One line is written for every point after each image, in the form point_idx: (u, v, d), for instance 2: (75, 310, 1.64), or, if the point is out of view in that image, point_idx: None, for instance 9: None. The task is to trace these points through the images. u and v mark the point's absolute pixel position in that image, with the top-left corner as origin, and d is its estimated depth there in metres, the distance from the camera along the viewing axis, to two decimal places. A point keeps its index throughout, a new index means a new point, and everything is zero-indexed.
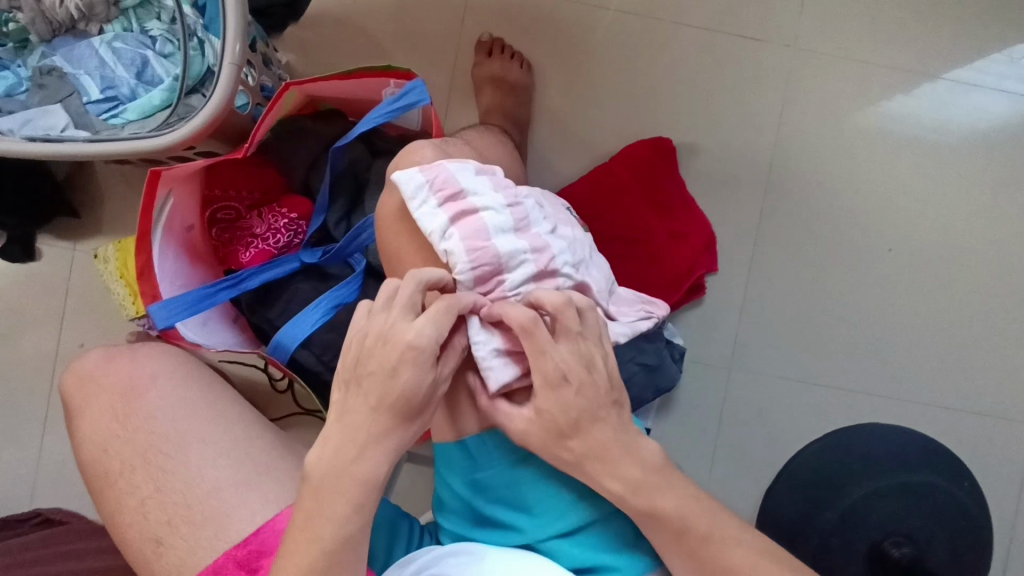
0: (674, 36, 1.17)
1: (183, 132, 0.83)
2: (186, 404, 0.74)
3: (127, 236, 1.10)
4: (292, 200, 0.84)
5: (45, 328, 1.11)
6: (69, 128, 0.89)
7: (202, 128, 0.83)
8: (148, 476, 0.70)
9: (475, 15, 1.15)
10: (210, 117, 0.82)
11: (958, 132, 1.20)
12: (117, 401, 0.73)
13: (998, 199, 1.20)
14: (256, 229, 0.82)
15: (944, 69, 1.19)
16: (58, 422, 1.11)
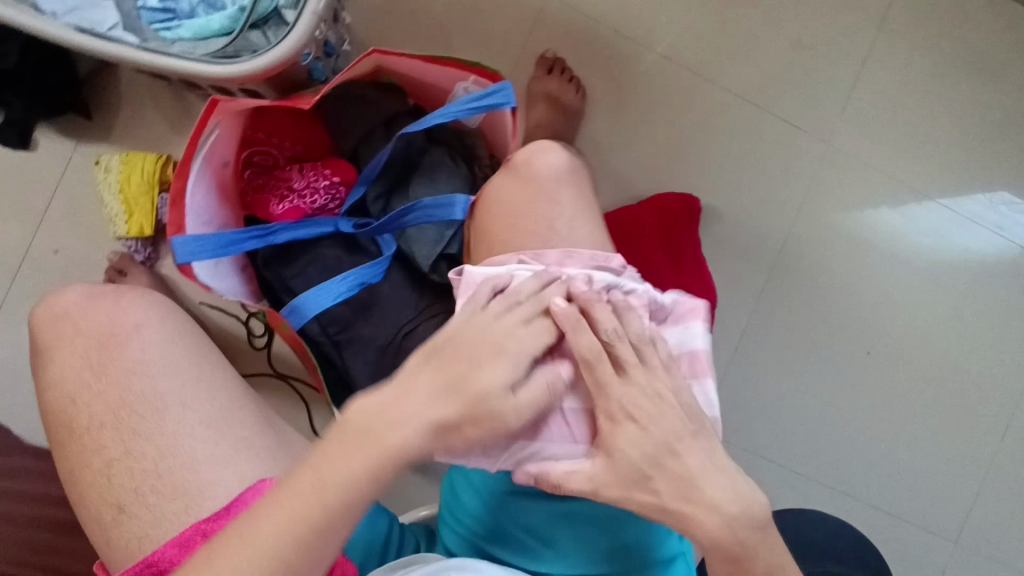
0: (723, 103, 1.21)
1: (243, 69, 0.80)
2: (164, 363, 0.73)
3: (137, 150, 1.04)
4: (337, 164, 0.81)
5: (23, 222, 1.04)
6: (117, 28, 0.84)
7: (262, 72, 0.80)
8: (117, 436, 0.69)
9: (544, 29, 1.16)
10: (273, 63, 0.79)
11: (951, 260, 1.27)
12: (94, 350, 0.73)
13: (971, 330, 1.28)
14: (294, 183, 0.79)
15: (949, 199, 1.27)
16: (11, 325, 1.03)
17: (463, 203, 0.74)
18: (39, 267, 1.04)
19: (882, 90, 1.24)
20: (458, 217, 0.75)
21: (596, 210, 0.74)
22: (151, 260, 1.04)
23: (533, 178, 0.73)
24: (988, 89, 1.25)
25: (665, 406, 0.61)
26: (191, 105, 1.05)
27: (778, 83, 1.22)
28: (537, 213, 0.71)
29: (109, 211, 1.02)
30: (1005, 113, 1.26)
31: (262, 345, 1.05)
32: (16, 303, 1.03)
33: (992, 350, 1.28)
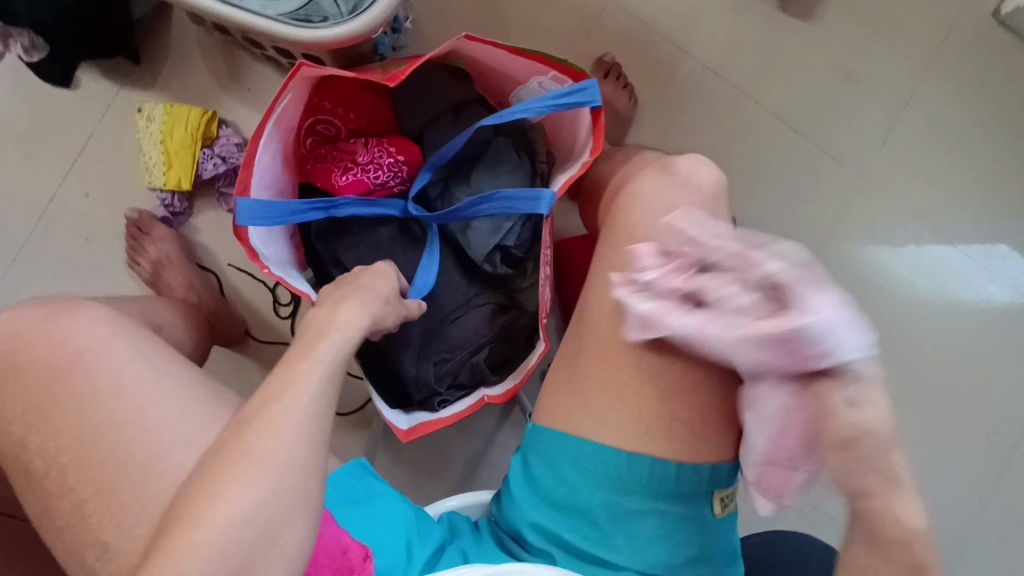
0: (766, 124, 1.22)
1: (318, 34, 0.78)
2: (129, 388, 0.62)
3: (181, 102, 1.02)
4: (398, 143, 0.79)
5: (56, 161, 1.01)
6: None
7: (330, 42, 0.79)
8: (84, 476, 0.60)
9: (601, 32, 1.16)
10: (343, 36, 0.79)
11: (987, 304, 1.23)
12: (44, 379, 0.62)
13: (1002, 379, 1.23)
14: (358, 157, 0.78)
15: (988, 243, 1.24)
16: (28, 265, 1.00)
17: (551, 196, 0.68)
18: (65, 209, 1.01)
19: (927, 130, 1.24)
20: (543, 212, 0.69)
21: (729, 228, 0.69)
22: (181, 218, 1.02)
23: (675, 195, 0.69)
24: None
25: (876, 436, 0.50)
26: (242, 64, 1.03)
27: (821, 112, 1.24)
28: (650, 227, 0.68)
29: (146, 160, 1.00)
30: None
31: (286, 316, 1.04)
32: (37, 244, 1.01)
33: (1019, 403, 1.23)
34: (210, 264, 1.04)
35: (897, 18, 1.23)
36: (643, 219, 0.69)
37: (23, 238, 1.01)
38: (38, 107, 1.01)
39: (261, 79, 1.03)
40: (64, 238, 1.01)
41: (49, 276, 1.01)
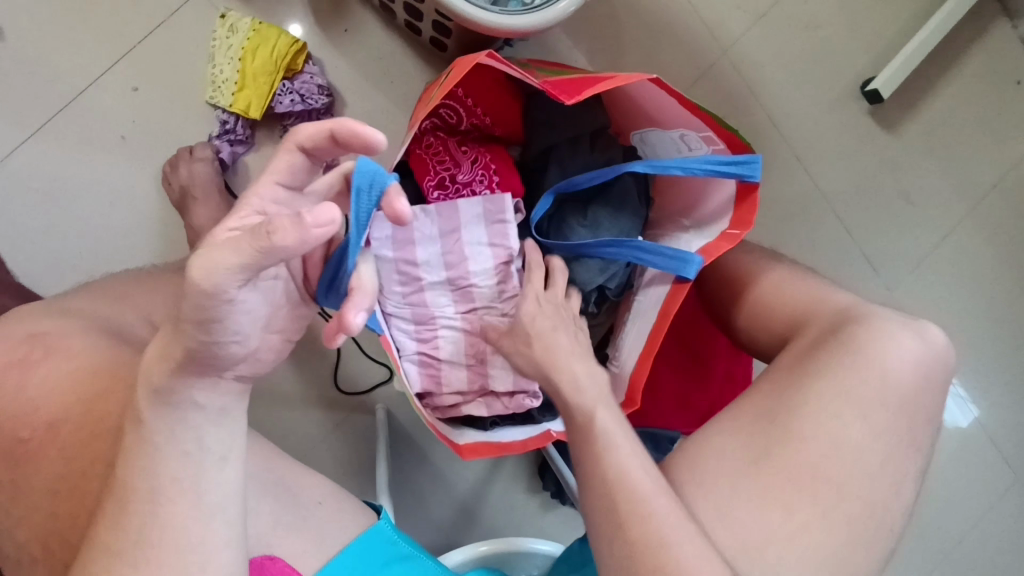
0: (819, 220, 1.24)
1: (476, 11, 0.69)
2: (90, 376, 0.57)
3: (272, 22, 0.92)
4: (506, 163, 0.76)
5: (109, 40, 0.89)
6: None
7: (480, 28, 0.70)
8: (56, 450, 0.54)
9: (705, 83, 1.15)
10: (497, 29, 0.70)
11: (960, 451, 1.27)
12: (29, 352, 0.58)
13: (954, 526, 1.26)
14: (468, 163, 0.74)
15: (978, 392, 1.28)
16: (42, 144, 0.88)
17: (700, 265, 0.65)
18: (103, 95, 0.89)
19: (960, 268, 1.28)
20: (686, 277, 0.67)
21: (932, 375, 0.68)
22: (239, 149, 0.92)
23: (915, 352, 0.68)
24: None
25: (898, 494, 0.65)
26: (347, 2, 0.94)
27: (872, 223, 1.26)
28: (858, 339, 0.68)
29: (215, 74, 0.90)
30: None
31: None
32: (64, 125, 0.88)
33: (964, 554, 1.27)
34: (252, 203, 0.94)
35: (965, 155, 1.27)
36: (873, 356, 0.67)
37: (49, 114, 0.88)
38: None
39: (363, 26, 0.95)
40: (97, 128, 0.89)
41: (67, 164, 0.89)
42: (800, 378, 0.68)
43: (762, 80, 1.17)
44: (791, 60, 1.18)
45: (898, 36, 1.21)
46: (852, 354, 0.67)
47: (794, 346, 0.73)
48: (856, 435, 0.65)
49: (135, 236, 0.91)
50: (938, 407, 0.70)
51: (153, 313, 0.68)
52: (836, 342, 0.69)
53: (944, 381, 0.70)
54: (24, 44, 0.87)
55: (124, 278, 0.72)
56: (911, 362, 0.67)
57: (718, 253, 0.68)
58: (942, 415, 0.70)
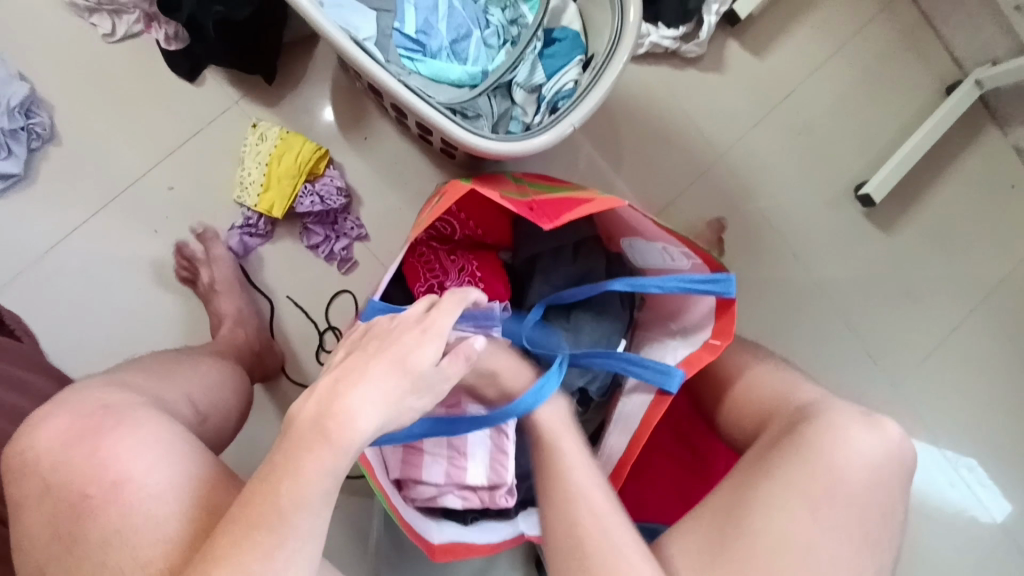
0: (820, 314, 1.26)
1: (483, 140, 0.77)
2: (156, 454, 0.59)
3: (298, 130, 1.01)
4: (493, 271, 0.79)
5: (153, 145, 0.98)
6: (369, 41, 0.81)
7: (470, 146, 0.77)
8: (102, 524, 0.56)
9: (703, 184, 1.21)
10: (477, 149, 0.77)
11: (977, 556, 1.23)
12: (90, 423, 0.61)
13: None
14: (454, 270, 0.77)
15: (992, 493, 1.25)
16: (85, 238, 0.96)
17: (682, 379, 0.69)
18: (142, 195, 0.98)
19: (966, 365, 1.28)
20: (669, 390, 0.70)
21: (891, 476, 0.69)
22: (254, 241, 1.00)
23: (870, 449, 0.68)
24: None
25: None
26: (367, 113, 1.03)
27: (873, 318, 1.27)
28: (816, 438, 0.69)
29: (243, 177, 0.98)
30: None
31: (326, 363, 1.04)
32: (105, 221, 0.97)
33: None
34: (269, 291, 1.02)
35: (964, 255, 1.29)
36: (829, 457, 0.67)
37: (93, 209, 0.96)
38: (156, 89, 0.98)
39: (381, 134, 1.04)
40: (135, 224, 0.97)
41: (104, 255, 0.97)
42: (759, 474, 0.69)
43: (758, 182, 1.23)
44: (786, 164, 1.24)
45: (889, 144, 1.27)
46: (810, 453, 0.68)
47: (761, 440, 0.73)
48: (815, 539, 0.64)
49: (159, 321, 0.97)
50: (902, 508, 0.69)
51: (195, 394, 0.72)
52: (794, 440, 0.70)
53: (904, 478, 0.70)
54: (76, 149, 0.96)
55: (165, 357, 0.77)
56: (868, 461, 0.68)
57: (700, 365, 0.72)
58: (906, 517, 0.70)
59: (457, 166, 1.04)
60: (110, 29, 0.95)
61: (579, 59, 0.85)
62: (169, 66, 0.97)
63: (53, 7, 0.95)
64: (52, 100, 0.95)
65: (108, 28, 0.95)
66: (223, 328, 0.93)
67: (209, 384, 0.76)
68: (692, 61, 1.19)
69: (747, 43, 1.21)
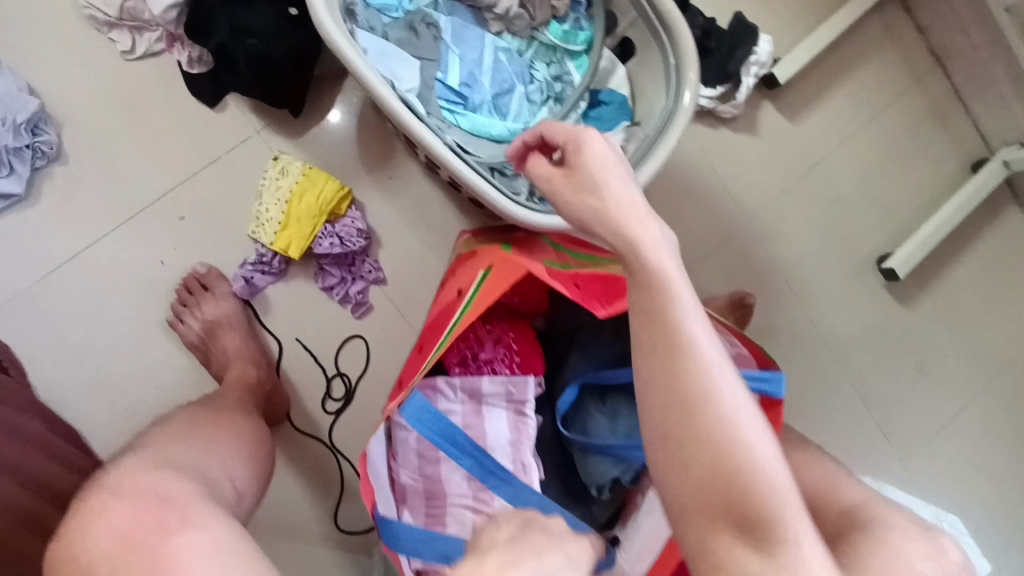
0: (834, 384, 1.24)
1: (524, 212, 0.74)
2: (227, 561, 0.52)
3: (321, 166, 0.97)
4: (529, 343, 0.76)
5: (167, 171, 0.92)
6: (411, 92, 0.76)
7: (513, 213, 0.74)
8: None
9: (727, 246, 1.19)
10: (519, 214, 0.74)
11: None
12: (147, 519, 0.53)
13: None
14: (489, 342, 0.75)
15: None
16: (86, 264, 0.90)
17: None
18: (152, 222, 0.92)
19: (974, 444, 1.28)
20: None
21: None
22: (268, 279, 0.95)
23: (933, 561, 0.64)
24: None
25: None
26: (395, 153, 0.99)
27: (886, 391, 1.26)
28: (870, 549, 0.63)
29: (260, 212, 0.93)
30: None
31: (331, 412, 0.99)
32: (109, 248, 0.91)
33: None
34: (279, 331, 0.97)
35: (977, 333, 1.29)
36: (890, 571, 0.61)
37: (97, 235, 0.91)
38: (175, 112, 0.92)
39: (408, 175, 1.00)
40: (141, 254, 0.92)
41: (106, 284, 0.91)
42: None
43: (782, 247, 1.21)
44: (810, 230, 1.23)
45: (913, 217, 1.26)
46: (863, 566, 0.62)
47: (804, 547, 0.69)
48: None
49: (161, 358, 0.92)
50: None
51: (235, 475, 0.67)
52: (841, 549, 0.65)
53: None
54: (85, 170, 0.90)
55: (199, 415, 0.73)
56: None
57: None
58: None
59: (483, 214, 1.01)
60: (131, 45, 0.90)
61: (626, 125, 0.81)
62: (190, 89, 0.92)
63: (72, 18, 0.89)
64: (62, 117, 0.89)
65: (128, 45, 0.89)
66: (231, 369, 0.89)
67: (243, 455, 0.70)
68: (727, 120, 1.17)
69: (781, 106, 1.19)
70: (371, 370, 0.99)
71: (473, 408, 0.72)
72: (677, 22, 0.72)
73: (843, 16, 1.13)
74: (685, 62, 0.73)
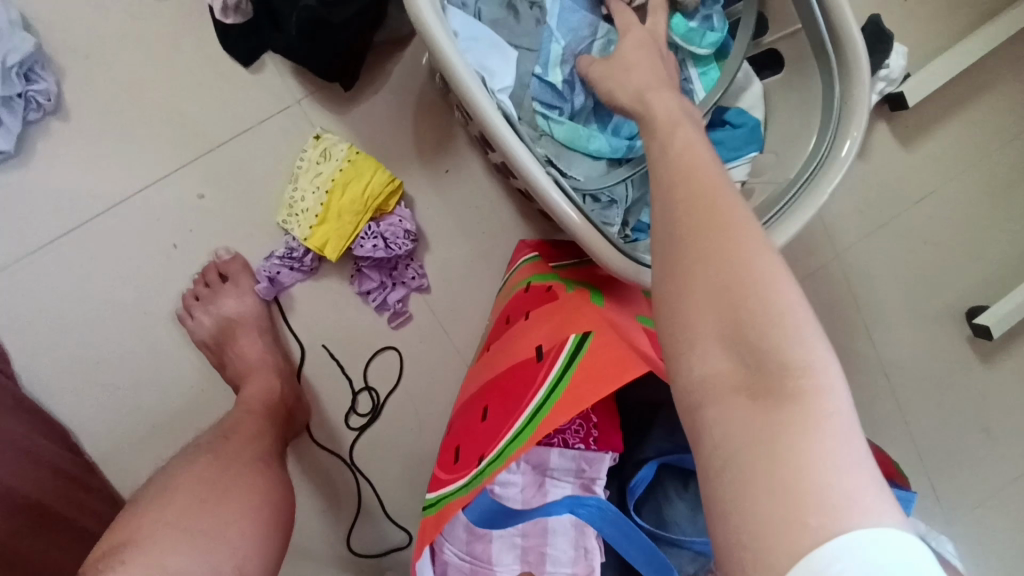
0: (895, 438, 1.14)
1: (628, 260, 0.61)
2: None
3: (369, 150, 0.82)
4: (607, 410, 0.64)
5: (187, 139, 0.77)
6: (505, 91, 0.62)
7: (613, 260, 0.61)
8: None
9: (807, 279, 1.06)
10: (620, 265, 0.61)
11: None
12: None
13: None
14: None
15: None
16: (84, 241, 0.76)
17: None
18: (165, 198, 0.78)
19: None
20: None
21: None
22: (297, 276, 0.81)
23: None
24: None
25: None
26: (456, 142, 0.84)
27: (951, 451, 1.16)
28: None
29: (294, 199, 0.79)
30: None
31: (355, 427, 0.87)
32: (112, 225, 0.77)
33: None
34: (302, 335, 0.84)
35: None
36: None
37: (100, 206, 0.76)
38: (201, 67, 0.76)
39: (468, 170, 0.85)
40: (150, 234, 0.78)
41: (107, 267, 0.77)
42: None
43: (867, 287, 1.09)
44: (900, 270, 1.09)
45: (1017, 268, 1.11)
46: None
47: None
48: None
49: (167, 355, 0.79)
50: None
51: (246, 562, 0.53)
52: None
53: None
54: (89, 129, 0.75)
55: (204, 474, 0.59)
56: None
57: None
58: None
59: (550, 224, 0.87)
60: None
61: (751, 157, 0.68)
62: (221, 42, 0.76)
63: None
64: (63, 60, 0.73)
65: None
66: (248, 383, 0.76)
67: (262, 537, 0.56)
68: None
69: (894, 127, 1.04)
70: (403, 387, 0.87)
71: (534, 481, 0.62)
72: (855, 54, 0.58)
73: (992, 29, 0.95)
74: (853, 103, 0.59)
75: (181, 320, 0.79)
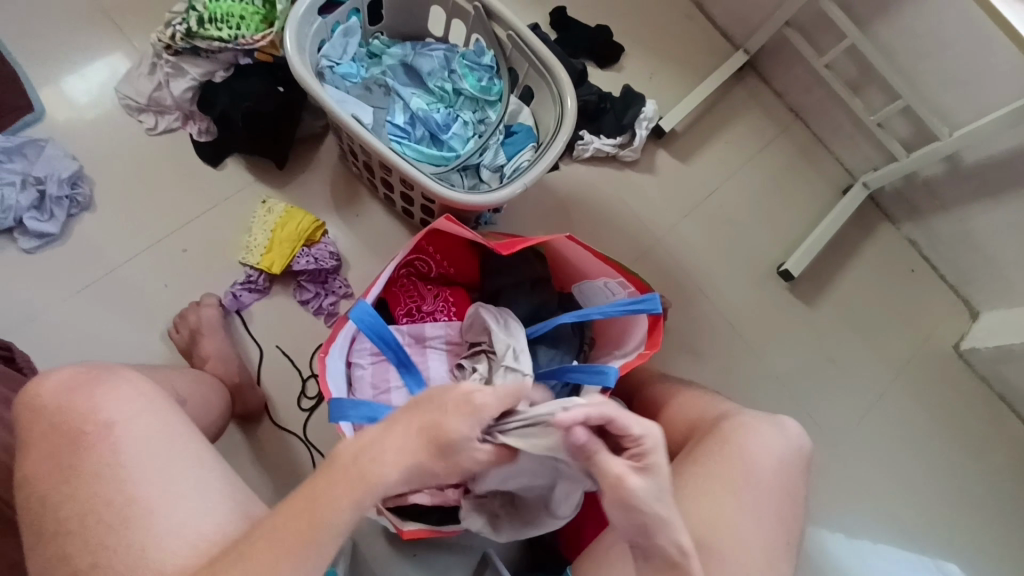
0: (756, 378, 1.40)
1: (461, 195, 0.95)
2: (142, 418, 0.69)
3: (299, 206, 1.20)
4: (462, 301, 0.97)
5: (173, 214, 1.15)
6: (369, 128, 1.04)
7: (448, 201, 0.97)
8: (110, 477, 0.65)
9: (643, 262, 1.41)
10: (452, 203, 0.96)
11: None
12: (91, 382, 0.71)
13: None
14: (427, 301, 0.95)
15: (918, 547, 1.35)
16: (102, 287, 1.10)
17: (616, 376, 0.82)
18: (159, 253, 1.13)
19: (889, 428, 1.41)
20: (608, 385, 0.83)
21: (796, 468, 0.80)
22: (254, 296, 1.14)
23: (773, 442, 0.80)
24: (979, 465, 1.43)
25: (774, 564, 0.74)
26: (360, 196, 1.23)
27: (806, 383, 1.41)
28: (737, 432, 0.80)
29: (248, 241, 1.15)
30: (988, 495, 1.41)
31: (305, 409, 1.12)
32: (122, 275, 1.11)
33: None
34: (260, 340, 1.14)
35: (875, 328, 1.47)
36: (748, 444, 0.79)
37: (113, 265, 1.11)
38: (184, 170, 1.18)
39: (370, 212, 1.23)
40: (148, 278, 1.12)
41: (117, 303, 1.10)
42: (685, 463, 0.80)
43: (693, 262, 1.43)
44: (715, 249, 1.45)
45: (799, 233, 1.49)
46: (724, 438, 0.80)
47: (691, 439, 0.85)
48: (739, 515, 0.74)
49: (161, 363, 1.08)
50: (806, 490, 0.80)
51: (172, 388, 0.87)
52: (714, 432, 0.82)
53: (806, 466, 0.81)
54: (108, 215, 1.13)
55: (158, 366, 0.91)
56: (776, 452, 0.79)
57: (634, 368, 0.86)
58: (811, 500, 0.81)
59: None
60: (154, 124, 1.17)
61: (533, 146, 1.06)
62: (197, 152, 1.18)
63: (111, 107, 1.17)
64: (94, 176, 1.14)
65: (152, 123, 1.17)
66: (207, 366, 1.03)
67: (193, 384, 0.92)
68: (630, 163, 1.44)
69: (674, 153, 1.47)
70: None
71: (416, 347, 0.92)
72: (560, 71, 1.00)
73: (708, 83, 1.45)
74: (564, 90, 0.99)
75: (169, 333, 1.09)
